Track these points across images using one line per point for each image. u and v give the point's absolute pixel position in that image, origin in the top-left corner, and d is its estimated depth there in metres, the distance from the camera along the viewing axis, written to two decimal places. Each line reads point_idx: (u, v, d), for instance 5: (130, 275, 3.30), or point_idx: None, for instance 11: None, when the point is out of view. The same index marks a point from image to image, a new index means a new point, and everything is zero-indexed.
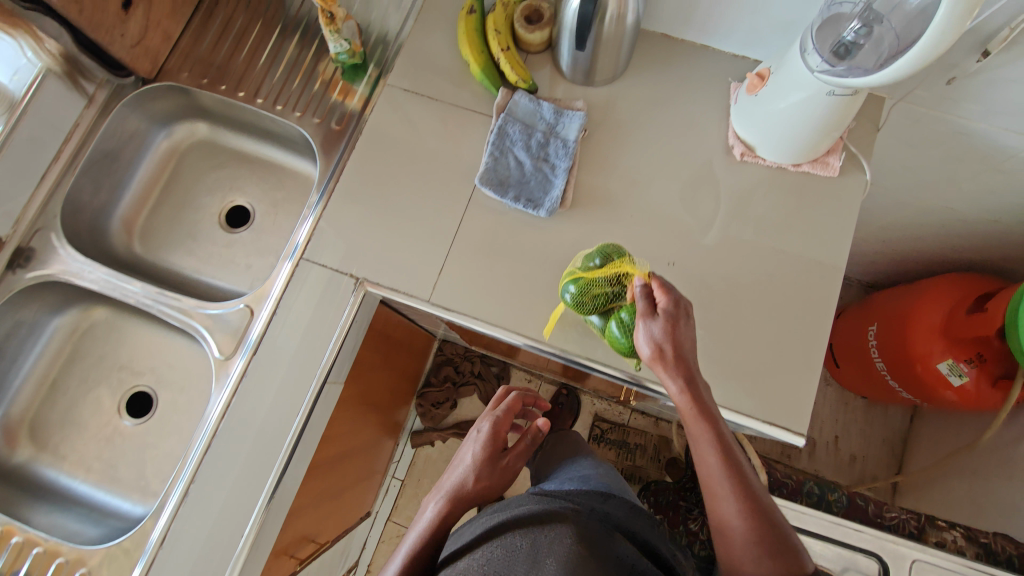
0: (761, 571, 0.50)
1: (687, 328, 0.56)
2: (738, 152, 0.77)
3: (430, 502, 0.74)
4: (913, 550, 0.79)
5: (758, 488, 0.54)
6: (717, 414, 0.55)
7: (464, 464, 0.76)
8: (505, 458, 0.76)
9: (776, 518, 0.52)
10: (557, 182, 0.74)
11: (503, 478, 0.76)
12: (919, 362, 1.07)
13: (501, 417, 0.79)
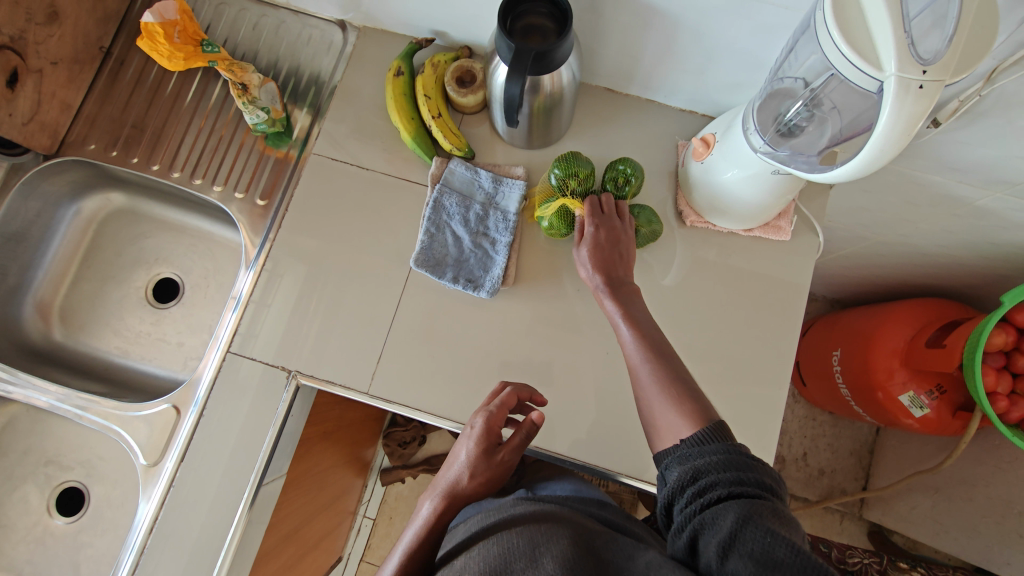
0: (670, 429, 0.51)
1: (610, 239, 0.64)
2: (689, 217, 0.73)
3: (426, 501, 0.63)
4: None
5: (672, 351, 0.57)
6: (636, 304, 0.61)
7: (459, 459, 0.62)
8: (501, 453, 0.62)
9: (692, 384, 0.53)
10: (498, 259, 0.70)
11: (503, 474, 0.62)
12: (880, 388, 1.04)
13: (491, 410, 0.61)
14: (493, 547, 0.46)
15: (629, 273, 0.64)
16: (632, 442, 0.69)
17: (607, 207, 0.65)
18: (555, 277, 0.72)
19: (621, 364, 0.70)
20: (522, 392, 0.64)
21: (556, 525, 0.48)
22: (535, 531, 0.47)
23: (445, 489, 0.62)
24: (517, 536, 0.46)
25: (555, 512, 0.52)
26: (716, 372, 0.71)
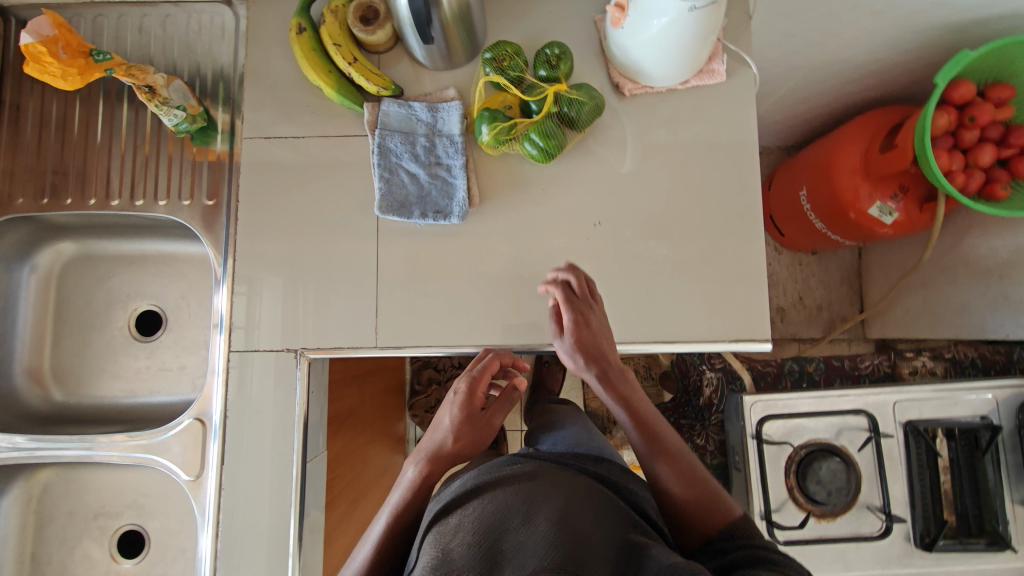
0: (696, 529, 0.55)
1: (594, 316, 0.64)
2: (627, 88, 0.72)
3: (409, 462, 0.65)
4: (892, 394, 0.82)
5: (679, 446, 0.60)
6: (635, 396, 0.63)
7: (443, 422, 0.65)
8: (487, 412, 0.66)
9: (708, 480, 0.58)
10: (458, 182, 0.70)
11: (485, 434, 0.65)
12: (851, 208, 1.08)
13: (476, 375, 0.65)
14: (488, 506, 0.53)
15: (619, 358, 0.64)
16: (636, 314, 0.70)
17: (581, 291, 0.65)
18: (518, 183, 0.72)
19: (605, 244, 0.71)
20: (504, 360, 0.67)
21: (545, 484, 0.55)
22: (528, 492, 0.53)
23: (431, 451, 0.63)
24: (510, 497, 0.53)
25: (545, 469, 0.59)
26: (701, 222, 0.71)
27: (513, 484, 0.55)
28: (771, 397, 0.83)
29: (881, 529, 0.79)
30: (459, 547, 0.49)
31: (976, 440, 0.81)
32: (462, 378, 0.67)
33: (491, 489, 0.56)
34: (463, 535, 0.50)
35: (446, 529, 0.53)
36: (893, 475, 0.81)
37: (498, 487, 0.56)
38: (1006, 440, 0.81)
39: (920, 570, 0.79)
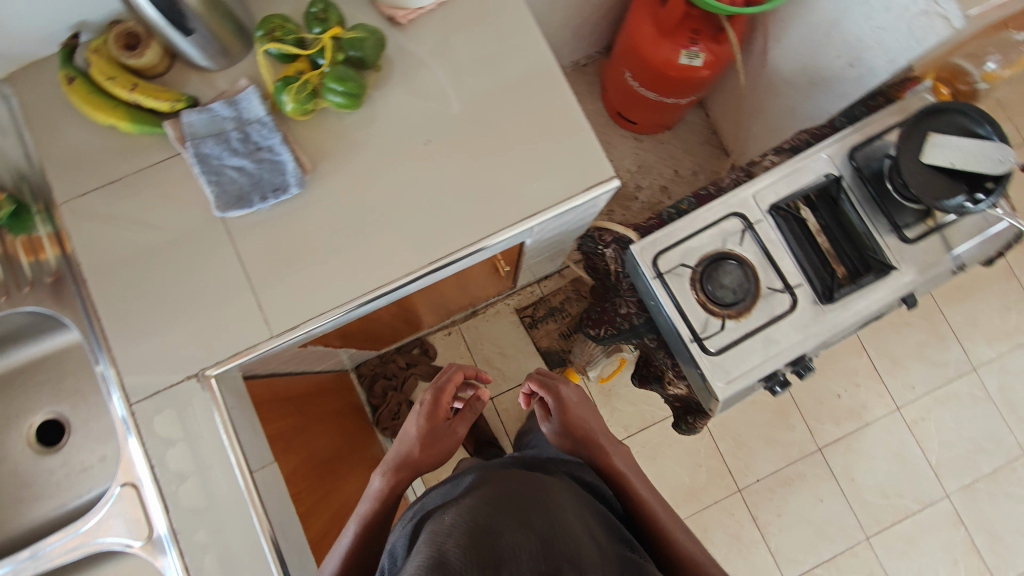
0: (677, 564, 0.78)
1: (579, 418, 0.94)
2: (401, 17, 0.76)
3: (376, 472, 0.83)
4: (748, 189, 0.91)
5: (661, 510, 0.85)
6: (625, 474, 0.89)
7: (410, 436, 0.86)
8: (449, 423, 0.89)
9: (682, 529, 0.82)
10: (284, 157, 0.71)
11: (442, 441, 0.87)
12: (669, 67, 1.21)
13: (445, 386, 0.90)
14: (488, 503, 0.62)
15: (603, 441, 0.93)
16: (495, 204, 0.74)
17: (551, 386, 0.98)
18: (341, 138, 0.75)
19: (442, 157, 0.75)
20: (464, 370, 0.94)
21: (531, 497, 0.67)
22: (521, 498, 0.66)
23: (398, 459, 0.83)
24: (507, 502, 0.63)
25: (528, 482, 0.72)
26: (517, 104, 0.77)
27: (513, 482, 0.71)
28: (655, 237, 0.90)
29: (790, 304, 0.87)
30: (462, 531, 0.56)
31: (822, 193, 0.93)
32: (431, 387, 0.92)
33: (484, 491, 0.66)
34: (460, 522, 0.58)
35: (439, 520, 0.59)
36: (777, 253, 0.89)
37: (494, 484, 0.69)
38: (848, 184, 0.93)
39: (834, 321, 0.87)
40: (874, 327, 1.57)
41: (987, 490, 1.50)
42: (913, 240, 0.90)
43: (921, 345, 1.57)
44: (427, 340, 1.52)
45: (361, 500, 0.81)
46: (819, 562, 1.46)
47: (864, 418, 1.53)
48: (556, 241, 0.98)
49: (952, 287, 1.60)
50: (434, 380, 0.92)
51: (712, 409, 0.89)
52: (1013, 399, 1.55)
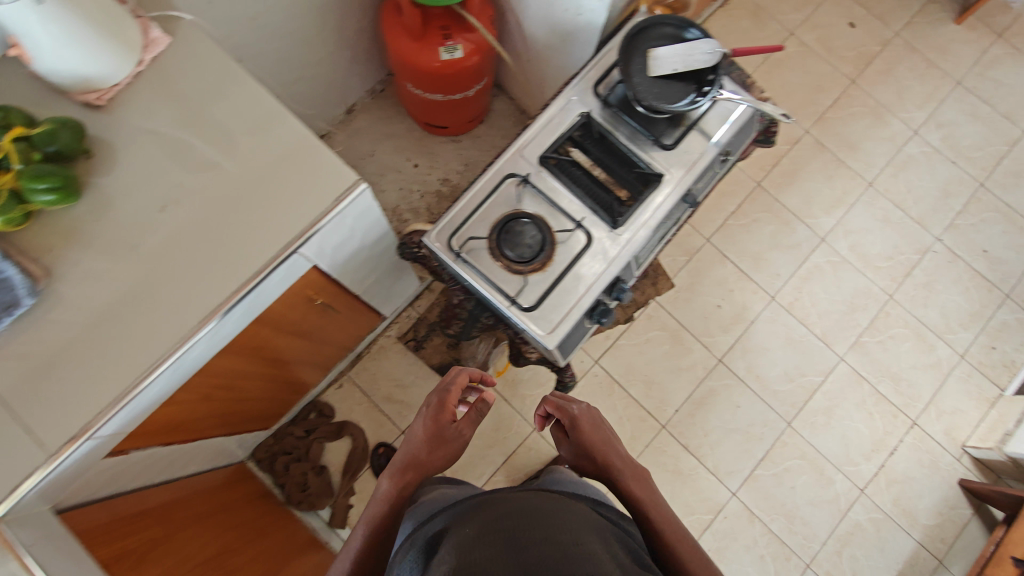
0: None
1: (596, 432, 0.91)
2: (96, 98, 0.76)
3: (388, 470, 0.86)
4: (513, 148, 0.95)
5: (687, 546, 0.78)
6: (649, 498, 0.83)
7: (418, 436, 0.88)
8: (456, 426, 0.89)
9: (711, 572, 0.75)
10: (5, 270, 0.67)
11: (448, 442, 0.88)
12: (436, 66, 1.25)
13: (451, 389, 0.90)
14: (504, 520, 0.64)
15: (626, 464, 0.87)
16: (251, 243, 0.74)
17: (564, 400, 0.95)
18: (71, 234, 0.72)
19: (183, 218, 0.74)
20: (471, 372, 0.93)
21: (548, 508, 0.67)
22: (537, 511, 0.66)
23: (406, 460, 0.85)
24: (524, 517, 0.64)
25: (544, 497, 0.70)
26: (244, 144, 0.77)
27: (538, 497, 0.70)
28: (443, 220, 0.92)
29: (586, 237, 0.92)
30: (481, 551, 0.59)
31: (579, 133, 0.98)
32: (440, 389, 0.92)
33: (503, 508, 0.67)
34: (479, 544, 0.60)
35: (459, 540, 0.62)
36: (557, 199, 0.94)
37: (516, 501, 0.69)
38: (599, 118, 0.99)
39: (628, 238, 0.93)
40: (727, 234, 1.67)
41: (873, 340, 1.61)
42: (672, 146, 0.97)
43: (773, 235, 1.68)
44: (319, 400, 1.47)
45: (374, 495, 0.85)
46: (756, 462, 1.51)
47: (748, 318, 1.62)
48: (361, 260, 0.97)
49: (779, 175, 1.73)
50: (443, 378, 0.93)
51: (558, 360, 0.92)
52: (865, 252, 1.67)
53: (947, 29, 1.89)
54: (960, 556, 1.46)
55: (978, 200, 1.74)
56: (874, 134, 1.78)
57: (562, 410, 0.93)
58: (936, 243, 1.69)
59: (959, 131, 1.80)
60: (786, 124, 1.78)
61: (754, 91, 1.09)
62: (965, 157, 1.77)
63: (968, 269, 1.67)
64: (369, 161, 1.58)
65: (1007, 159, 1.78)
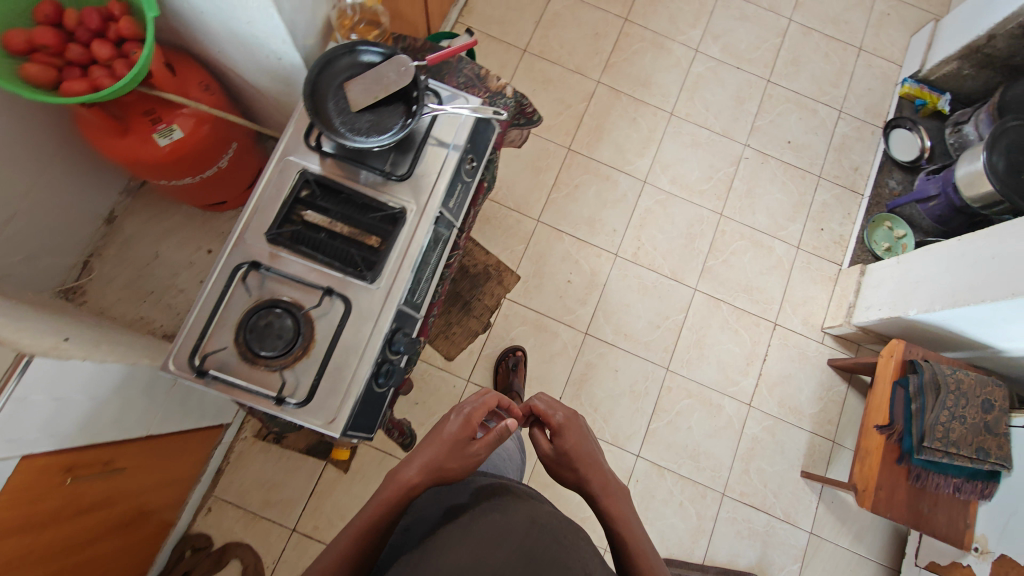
0: None
1: (581, 438, 0.90)
2: None
3: (402, 470, 0.79)
4: (234, 235, 0.85)
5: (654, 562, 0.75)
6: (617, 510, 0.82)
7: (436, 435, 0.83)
8: (476, 445, 0.82)
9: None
10: None
11: (466, 462, 0.81)
12: (161, 155, 1.11)
13: (476, 407, 0.86)
14: (520, 529, 0.65)
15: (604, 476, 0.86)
16: None
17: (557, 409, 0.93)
18: None
19: None
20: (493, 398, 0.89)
21: (557, 523, 0.68)
22: (550, 532, 0.66)
23: (424, 465, 0.78)
24: (532, 529, 0.66)
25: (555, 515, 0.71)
26: None
27: (545, 512, 0.72)
28: (176, 341, 0.80)
29: (342, 302, 0.85)
30: (496, 554, 0.61)
31: (304, 194, 0.89)
32: (465, 404, 0.89)
33: (516, 512, 0.69)
34: (494, 544, 0.63)
35: (468, 534, 0.64)
36: (302, 274, 0.86)
37: (524, 511, 0.70)
38: (320, 171, 0.90)
39: (390, 285, 0.87)
40: (554, 209, 1.65)
41: (718, 262, 1.65)
42: (406, 174, 0.90)
43: (598, 195, 1.67)
44: (189, 535, 1.33)
45: (380, 491, 0.77)
46: (650, 418, 1.53)
47: (600, 283, 1.61)
48: (106, 415, 0.84)
49: (585, 135, 1.72)
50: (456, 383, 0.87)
51: (358, 437, 0.86)
52: (686, 181, 1.70)
53: None
54: (849, 430, 1.55)
55: (771, 97, 1.80)
56: (661, 65, 1.79)
57: (554, 419, 0.91)
58: (745, 150, 1.74)
59: (736, 37, 1.84)
60: (577, 81, 1.76)
61: (492, 81, 1.10)
62: (747, 60, 1.82)
63: (780, 164, 1.74)
64: (154, 266, 1.42)
65: (784, 50, 1.84)
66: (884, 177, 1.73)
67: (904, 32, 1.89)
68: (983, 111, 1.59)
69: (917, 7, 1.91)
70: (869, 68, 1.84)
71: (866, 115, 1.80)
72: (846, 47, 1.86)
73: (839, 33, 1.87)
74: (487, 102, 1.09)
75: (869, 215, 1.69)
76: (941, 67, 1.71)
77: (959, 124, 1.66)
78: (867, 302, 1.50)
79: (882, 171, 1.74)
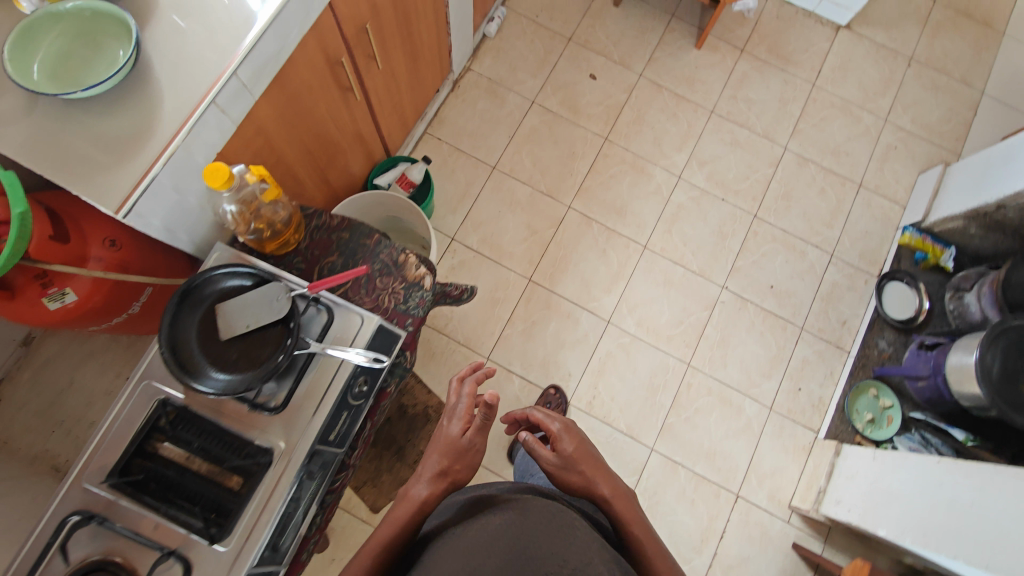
0: None
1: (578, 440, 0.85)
2: None
3: (414, 487, 0.81)
4: (71, 476, 0.75)
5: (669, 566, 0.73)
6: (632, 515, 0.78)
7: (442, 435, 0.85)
8: (467, 436, 0.84)
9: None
10: None
11: (466, 462, 0.83)
12: (56, 315, 1.03)
13: (468, 403, 0.86)
14: (511, 529, 0.63)
15: (610, 480, 0.81)
16: None
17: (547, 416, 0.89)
18: None
19: None
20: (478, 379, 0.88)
21: (548, 512, 0.68)
22: (543, 524, 0.64)
23: (431, 473, 0.81)
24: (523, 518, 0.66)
25: (545, 504, 0.69)
26: None
27: (535, 501, 0.71)
28: None
29: (183, 565, 0.74)
30: (490, 559, 0.59)
31: (159, 427, 0.79)
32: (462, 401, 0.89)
33: (508, 510, 0.68)
34: (486, 550, 0.61)
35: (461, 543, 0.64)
36: (142, 527, 0.75)
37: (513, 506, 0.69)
38: (184, 398, 0.81)
39: (239, 545, 0.75)
40: (507, 345, 1.54)
41: (680, 419, 1.51)
42: (280, 408, 0.80)
43: (556, 334, 1.56)
44: None
45: (393, 507, 0.79)
46: None
47: None
48: None
49: (549, 266, 1.60)
50: (451, 392, 0.89)
51: None
52: (654, 325, 1.57)
53: (691, 55, 1.77)
54: None
55: (756, 234, 1.66)
56: (638, 192, 1.67)
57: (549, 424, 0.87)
58: (722, 293, 1.61)
59: (723, 164, 1.70)
60: (546, 205, 1.65)
61: (410, 268, 0.99)
62: (733, 191, 1.68)
63: (759, 311, 1.60)
64: (70, 392, 1.35)
65: (775, 181, 1.70)
66: (874, 336, 1.56)
67: (911, 169, 1.72)
68: (987, 283, 1.42)
69: (928, 141, 1.74)
70: (867, 207, 1.68)
71: (860, 261, 1.65)
72: (845, 181, 1.70)
73: (838, 165, 1.71)
74: (401, 294, 0.98)
75: (852, 380, 1.53)
76: (946, 222, 1.54)
77: (960, 291, 1.49)
78: (837, 494, 1.36)
79: (872, 329, 1.58)
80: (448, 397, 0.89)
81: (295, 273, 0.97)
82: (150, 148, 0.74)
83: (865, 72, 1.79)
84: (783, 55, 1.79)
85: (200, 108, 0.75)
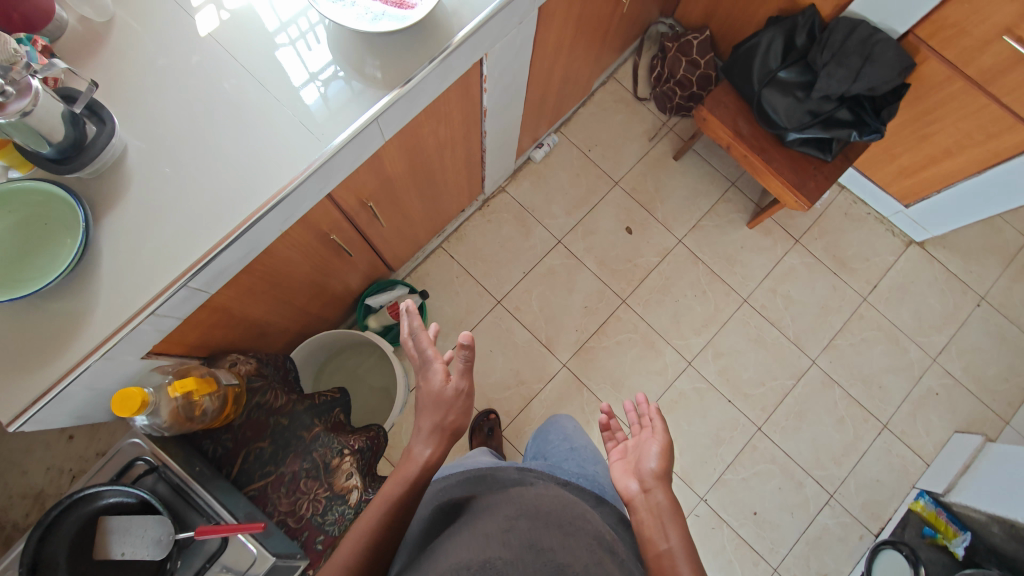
0: None
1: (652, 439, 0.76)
2: None
3: (416, 444, 0.73)
4: None
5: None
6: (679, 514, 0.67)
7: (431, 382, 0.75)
8: (451, 388, 0.74)
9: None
10: None
11: (458, 406, 0.75)
12: None
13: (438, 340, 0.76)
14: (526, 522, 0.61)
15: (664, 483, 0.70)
16: None
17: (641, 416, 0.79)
18: None
19: None
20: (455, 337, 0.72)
21: (562, 512, 0.65)
22: (557, 519, 0.63)
23: (432, 430, 0.73)
24: (534, 516, 0.63)
25: (555, 497, 0.68)
26: None
27: (545, 494, 0.69)
28: None
29: None
30: (503, 551, 0.56)
31: None
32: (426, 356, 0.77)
33: (519, 503, 0.66)
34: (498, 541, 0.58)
35: (471, 538, 0.59)
36: None
37: (526, 498, 0.67)
38: None
39: None
40: None
41: None
42: None
43: None
44: None
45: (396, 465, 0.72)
46: None
47: None
48: None
49: (525, 421, 1.50)
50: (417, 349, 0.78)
51: None
52: None
53: (740, 233, 1.64)
54: None
55: (754, 449, 1.51)
56: (641, 367, 1.55)
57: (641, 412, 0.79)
58: (700, 505, 1.47)
59: (740, 362, 1.57)
60: (541, 356, 1.55)
61: (340, 476, 0.91)
62: (744, 395, 1.54)
63: (733, 536, 1.46)
64: None
65: (792, 397, 1.55)
66: None
67: (946, 423, 1.54)
68: None
69: (975, 397, 1.55)
70: (885, 452, 1.52)
71: (860, 512, 1.49)
72: (869, 418, 1.54)
73: (866, 397, 1.55)
74: (322, 502, 0.90)
75: None
76: (968, 509, 1.33)
77: None
78: None
79: None
80: (414, 352, 0.79)
81: (219, 451, 0.89)
82: (73, 356, 0.68)
83: (927, 300, 1.62)
84: (839, 258, 1.64)
85: (136, 320, 0.69)
